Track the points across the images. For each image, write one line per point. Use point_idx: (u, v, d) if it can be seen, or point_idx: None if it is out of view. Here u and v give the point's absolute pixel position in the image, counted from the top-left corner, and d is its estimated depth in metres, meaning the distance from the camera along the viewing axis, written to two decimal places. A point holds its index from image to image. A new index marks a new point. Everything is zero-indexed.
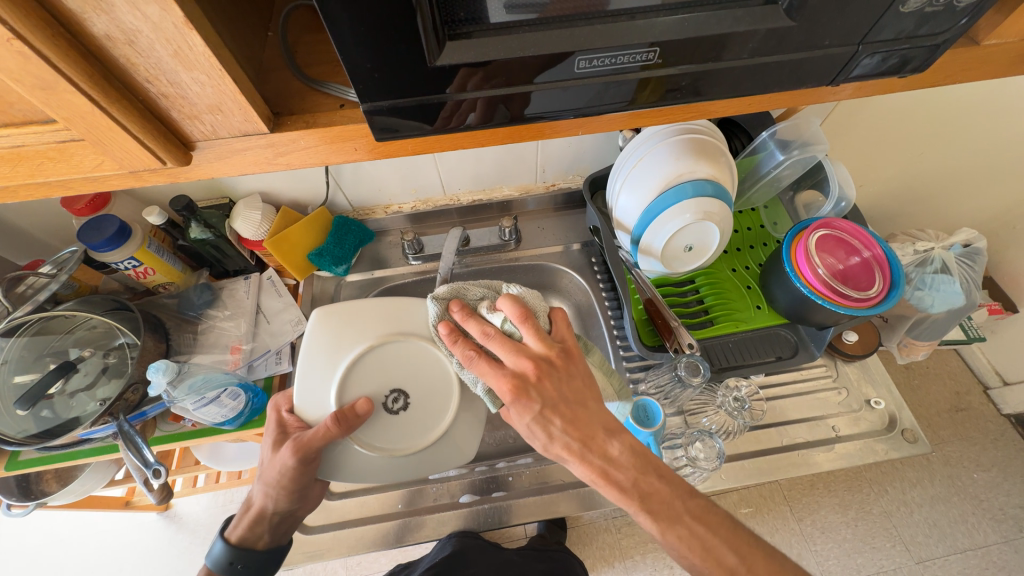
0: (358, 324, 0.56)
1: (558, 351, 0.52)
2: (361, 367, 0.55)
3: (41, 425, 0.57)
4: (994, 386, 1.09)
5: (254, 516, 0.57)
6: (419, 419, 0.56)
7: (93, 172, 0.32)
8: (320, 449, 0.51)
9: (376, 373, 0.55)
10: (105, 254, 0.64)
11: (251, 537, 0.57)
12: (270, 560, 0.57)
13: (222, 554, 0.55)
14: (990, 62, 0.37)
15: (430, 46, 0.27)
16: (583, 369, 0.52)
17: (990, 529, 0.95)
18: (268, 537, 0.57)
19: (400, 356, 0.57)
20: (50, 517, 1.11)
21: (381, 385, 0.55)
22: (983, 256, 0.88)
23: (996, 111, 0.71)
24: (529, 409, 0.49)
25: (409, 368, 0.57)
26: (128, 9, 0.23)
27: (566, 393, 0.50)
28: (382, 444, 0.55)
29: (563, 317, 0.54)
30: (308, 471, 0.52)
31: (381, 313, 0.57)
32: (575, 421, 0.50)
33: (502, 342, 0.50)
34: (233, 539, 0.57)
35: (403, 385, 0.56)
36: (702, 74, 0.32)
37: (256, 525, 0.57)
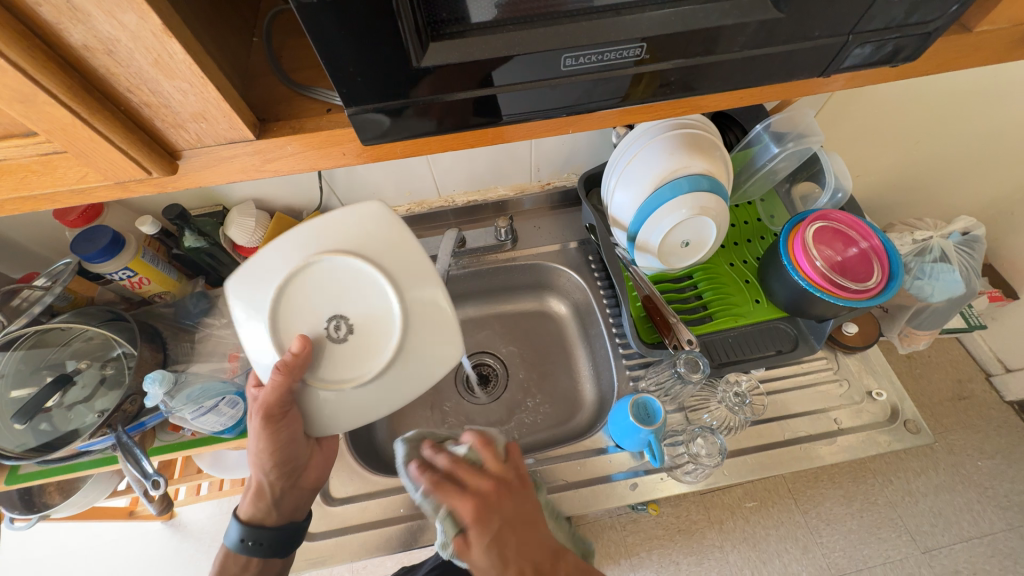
0: (262, 270, 0.48)
1: (513, 475, 0.47)
2: (286, 306, 0.48)
3: (41, 438, 0.57)
4: (996, 373, 1.09)
5: (256, 490, 0.56)
6: (370, 339, 0.48)
7: (78, 184, 0.31)
8: (282, 402, 0.49)
9: (305, 312, 0.48)
10: (99, 265, 0.63)
11: (259, 514, 0.56)
12: (284, 531, 0.57)
13: (235, 533, 0.54)
14: (983, 49, 0.37)
15: (414, 48, 0.27)
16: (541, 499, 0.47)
17: (996, 517, 0.95)
18: (276, 509, 0.57)
19: (324, 282, 0.48)
20: (53, 529, 1.11)
21: (317, 320, 0.48)
22: (982, 244, 0.88)
23: (990, 96, 0.71)
24: (489, 531, 0.41)
25: (338, 288, 0.48)
26: (104, 17, 0.23)
27: (518, 519, 0.43)
28: (346, 375, 0.49)
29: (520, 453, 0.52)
30: (283, 425, 0.52)
31: (278, 248, 0.48)
32: (532, 550, 0.41)
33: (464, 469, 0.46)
34: (244, 517, 0.56)
35: (342, 307, 0.48)
36: (691, 69, 0.32)
37: (260, 500, 0.56)
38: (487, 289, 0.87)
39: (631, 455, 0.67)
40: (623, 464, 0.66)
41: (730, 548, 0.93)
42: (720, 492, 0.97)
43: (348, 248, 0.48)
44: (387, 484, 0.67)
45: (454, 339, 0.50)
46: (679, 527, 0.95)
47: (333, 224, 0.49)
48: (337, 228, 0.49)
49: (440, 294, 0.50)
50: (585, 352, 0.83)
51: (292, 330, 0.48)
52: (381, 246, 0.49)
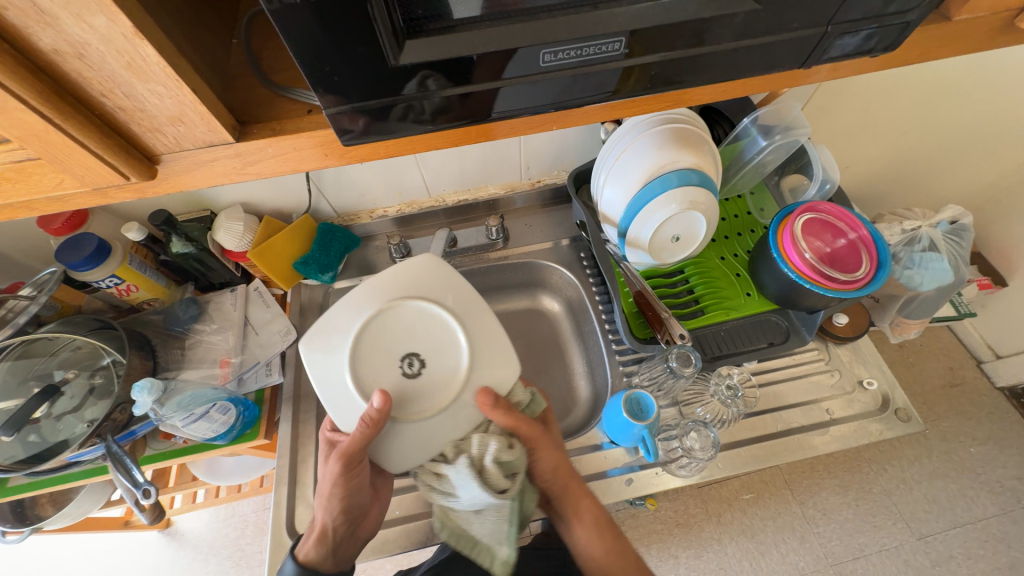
0: (336, 327, 0.53)
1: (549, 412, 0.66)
2: (362, 355, 0.52)
3: (30, 450, 0.56)
4: (986, 360, 1.10)
5: (319, 532, 0.55)
6: (441, 367, 0.53)
7: (55, 191, 0.31)
8: (360, 453, 0.50)
9: (381, 351, 0.53)
10: (86, 273, 0.62)
11: (316, 558, 0.55)
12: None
13: (290, 574, 0.54)
14: (962, 37, 0.37)
15: (391, 46, 0.27)
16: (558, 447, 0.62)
17: (989, 502, 0.96)
18: (335, 556, 0.56)
19: (396, 329, 0.54)
20: (48, 541, 1.10)
21: (390, 358, 0.53)
22: (970, 233, 0.89)
23: (974, 85, 0.71)
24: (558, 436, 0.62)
25: (409, 331, 0.54)
26: (73, 21, 0.23)
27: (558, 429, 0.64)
28: (428, 404, 0.52)
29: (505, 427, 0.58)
30: (355, 476, 0.52)
31: (349, 305, 0.54)
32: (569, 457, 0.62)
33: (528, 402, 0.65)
34: (301, 557, 0.55)
35: (416, 346, 0.53)
36: (672, 63, 0.31)
37: (322, 544, 0.55)
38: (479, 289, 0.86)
39: (626, 450, 0.67)
40: (618, 460, 0.66)
41: (728, 541, 0.93)
42: (717, 485, 0.97)
43: (411, 296, 0.55)
44: None
45: (510, 363, 0.55)
46: (678, 521, 0.95)
47: (395, 281, 0.56)
48: (397, 280, 0.56)
49: (498, 331, 0.56)
50: (579, 349, 0.83)
51: (371, 369, 0.52)
52: (441, 293, 0.56)
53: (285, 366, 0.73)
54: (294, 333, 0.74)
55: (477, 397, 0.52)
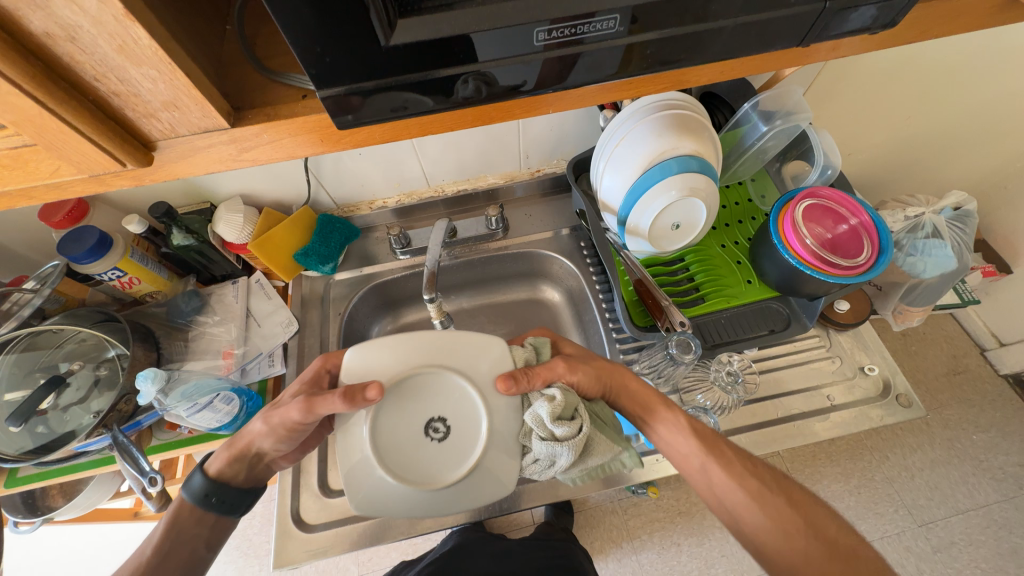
0: (360, 474, 0.48)
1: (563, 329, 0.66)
2: (399, 465, 0.48)
3: (37, 440, 0.57)
4: (990, 348, 1.09)
5: (240, 451, 0.54)
6: (456, 410, 0.50)
7: (52, 178, 0.31)
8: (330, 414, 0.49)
9: (397, 431, 0.49)
10: (88, 266, 0.63)
11: (229, 472, 0.53)
12: (245, 500, 0.53)
13: (200, 486, 0.52)
14: (966, 13, 0.36)
15: (382, 26, 0.26)
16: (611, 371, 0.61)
17: (991, 489, 0.96)
18: (249, 475, 0.54)
19: (396, 425, 0.50)
20: (60, 533, 1.12)
21: (415, 436, 0.50)
22: (974, 219, 0.88)
23: (980, 67, 0.70)
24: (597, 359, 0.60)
25: (405, 415, 0.50)
26: (63, 3, 0.23)
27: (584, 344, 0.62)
28: (476, 432, 0.49)
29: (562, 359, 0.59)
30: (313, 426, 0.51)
31: (347, 455, 0.49)
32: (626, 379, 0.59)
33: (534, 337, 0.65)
34: (211, 472, 0.53)
35: (428, 412, 0.50)
36: (669, 41, 0.31)
37: (238, 462, 0.54)
38: (480, 280, 0.87)
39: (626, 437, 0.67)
40: None
41: None
42: None
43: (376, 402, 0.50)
44: None
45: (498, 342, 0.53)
46: (680, 509, 0.96)
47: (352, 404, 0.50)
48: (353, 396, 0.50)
49: (468, 333, 0.53)
50: (580, 339, 0.83)
51: (409, 464, 0.49)
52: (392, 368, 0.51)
53: (288, 356, 0.74)
54: (296, 325, 0.75)
55: (500, 387, 0.50)
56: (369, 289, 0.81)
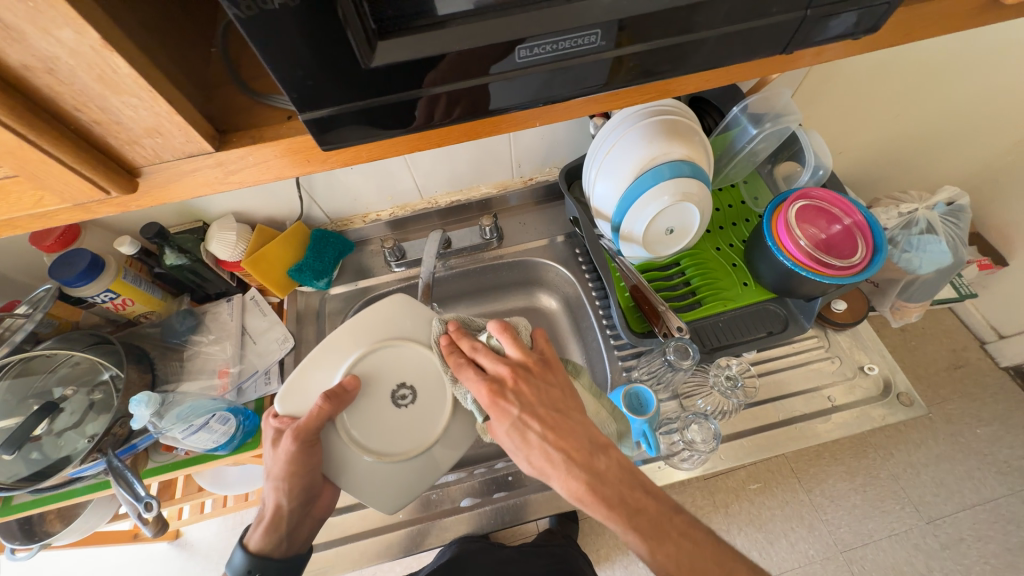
0: (373, 478, 0.54)
1: (537, 359, 0.55)
2: (395, 444, 0.55)
3: (31, 467, 0.56)
4: (990, 341, 1.09)
5: (270, 522, 0.55)
6: (401, 373, 0.57)
7: (38, 208, 0.31)
8: (320, 428, 0.52)
9: (371, 415, 0.55)
10: (79, 289, 0.62)
11: (269, 545, 0.55)
12: (289, 566, 0.56)
13: (241, 563, 0.54)
14: (947, 16, 0.36)
15: (362, 48, 0.26)
16: (561, 379, 0.54)
17: (997, 482, 0.95)
18: (285, 542, 0.56)
19: (369, 422, 0.55)
20: (59, 556, 1.11)
21: (387, 411, 0.56)
22: (967, 214, 0.88)
23: (967, 65, 0.70)
24: (506, 413, 0.51)
25: (368, 404, 0.56)
26: (40, 35, 0.22)
27: (546, 398, 0.52)
28: (429, 375, 0.58)
29: (543, 335, 0.58)
30: (315, 455, 0.53)
31: (355, 477, 0.54)
32: (553, 428, 0.51)
33: (486, 354, 0.54)
34: (252, 547, 0.55)
35: (383, 389, 0.56)
36: (650, 53, 0.31)
37: (272, 532, 0.56)
38: (474, 291, 0.86)
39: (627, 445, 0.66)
40: None
41: (737, 531, 0.93)
42: (724, 476, 0.97)
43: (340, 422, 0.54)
44: None
45: (395, 300, 0.60)
46: None
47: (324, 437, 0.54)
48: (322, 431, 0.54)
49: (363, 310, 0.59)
50: (578, 346, 0.82)
51: (401, 436, 0.55)
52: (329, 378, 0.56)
53: (284, 373, 0.73)
54: (292, 341, 0.74)
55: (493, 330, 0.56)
56: (364, 302, 0.81)
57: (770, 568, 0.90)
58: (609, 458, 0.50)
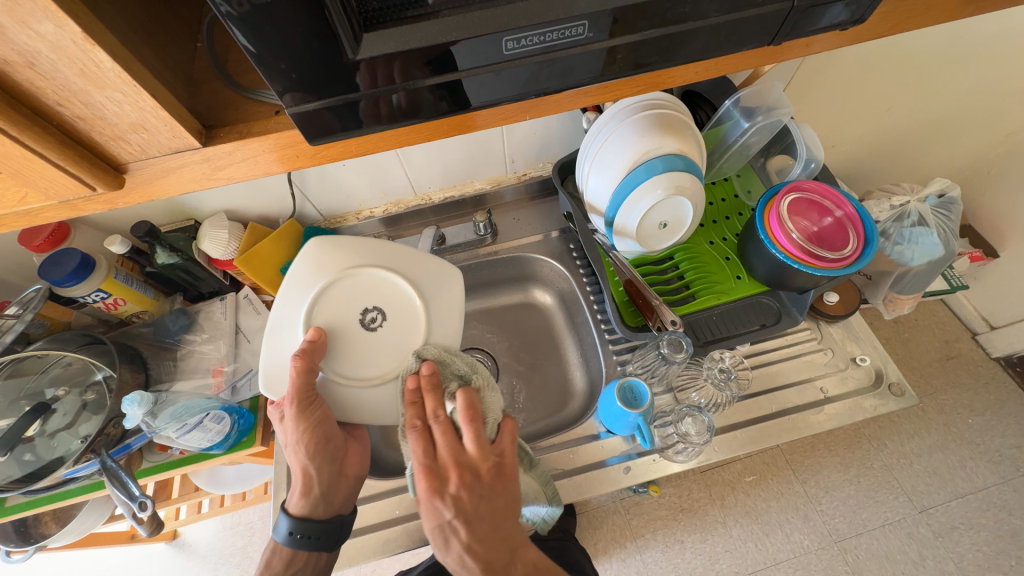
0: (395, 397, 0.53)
1: (490, 465, 0.47)
2: (395, 355, 0.53)
3: (25, 468, 0.56)
4: (981, 332, 1.10)
5: (303, 485, 0.54)
6: (355, 308, 0.54)
7: (24, 205, 0.31)
8: (310, 386, 0.50)
9: (352, 354, 0.53)
10: (69, 289, 0.62)
11: (310, 508, 0.55)
12: (335, 524, 0.55)
13: (285, 527, 0.54)
14: (934, 8, 0.36)
15: (348, 40, 0.26)
16: (509, 490, 0.48)
17: (988, 471, 0.96)
18: (324, 502, 0.55)
19: (358, 354, 0.53)
20: (55, 558, 1.10)
21: (364, 340, 0.53)
22: (958, 205, 0.89)
23: (958, 57, 0.70)
24: (436, 511, 0.45)
25: (346, 346, 0.53)
26: (20, 29, 0.22)
27: (484, 512, 0.46)
28: (385, 293, 0.55)
29: (511, 429, 0.50)
30: (318, 411, 0.51)
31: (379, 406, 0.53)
32: (479, 538, 0.45)
33: (443, 431, 0.48)
34: (295, 511, 0.55)
35: (352, 325, 0.53)
36: (637, 45, 0.31)
37: (309, 495, 0.55)
38: (468, 287, 0.86)
39: (622, 439, 0.67)
40: (615, 448, 0.67)
41: (733, 523, 0.94)
42: (720, 468, 0.98)
43: (333, 372, 0.52)
44: (380, 487, 0.66)
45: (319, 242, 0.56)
46: (682, 506, 0.96)
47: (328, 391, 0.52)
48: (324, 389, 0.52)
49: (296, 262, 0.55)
50: (573, 340, 0.83)
51: (391, 352, 0.53)
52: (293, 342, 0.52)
53: None
54: None
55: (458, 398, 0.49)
56: None
57: (766, 559, 0.91)
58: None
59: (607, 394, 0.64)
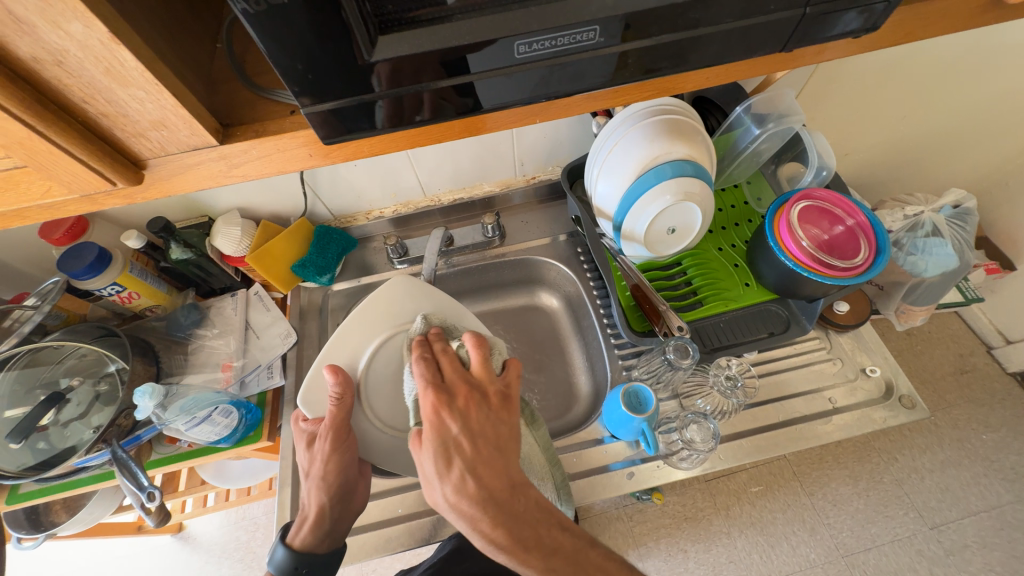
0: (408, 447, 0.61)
1: (498, 390, 0.49)
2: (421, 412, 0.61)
3: (39, 456, 0.57)
4: (997, 346, 1.08)
5: (313, 518, 0.54)
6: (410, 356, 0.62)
7: (47, 198, 0.32)
8: (344, 421, 0.55)
9: (392, 399, 0.61)
10: (86, 281, 0.63)
11: (313, 542, 0.54)
12: (337, 560, 0.55)
13: (286, 561, 0.52)
14: (951, 15, 0.36)
15: (362, 43, 0.27)
16: (514, 418, 0.47)
17: (1003, 489, 0.94)
18: (331, 537, 0.55)
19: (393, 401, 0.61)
20: (64, 547, 1.13)
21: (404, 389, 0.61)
22: (974, 216, 0.87)
23: (975, 66, 0.70)
24: (444, 425, 0.45)
25: (388, 391, 0.61)
26: (50, 28, 0.23)
27: (490, 432, 0.45)
28: None
29: (518, 368, 0.51)
30: (346, 446, 0.55)
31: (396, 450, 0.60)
32: (484, 459, 0.44)
33: (449, 361, 0.50)
34: (295, 545, 0.54)
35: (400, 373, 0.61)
36: (648, 49, 0.31)
37: (317, 530, 0.55)
38: (474, 289, 0.87)
39: (626, 444, 0.67)
40: (619, 453, 0.66)
41: (738, 534, 0.93)
42: (726, 477, 0.97)
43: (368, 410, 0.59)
44: (384, 485, 0.66)
45: (399, 285, 0.63)
46: (686, 515, 0.95)
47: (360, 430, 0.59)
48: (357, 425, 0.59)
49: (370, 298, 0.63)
50: (578, 344, 0.83)
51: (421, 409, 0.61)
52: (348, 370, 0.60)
53: (286, 369, 0.74)
54: (295, 336, 0.74)
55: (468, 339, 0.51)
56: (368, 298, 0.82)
57: (771, 572, 0.89)
58: (530, 500, 0.43)
59: (611, 398, 0.63)
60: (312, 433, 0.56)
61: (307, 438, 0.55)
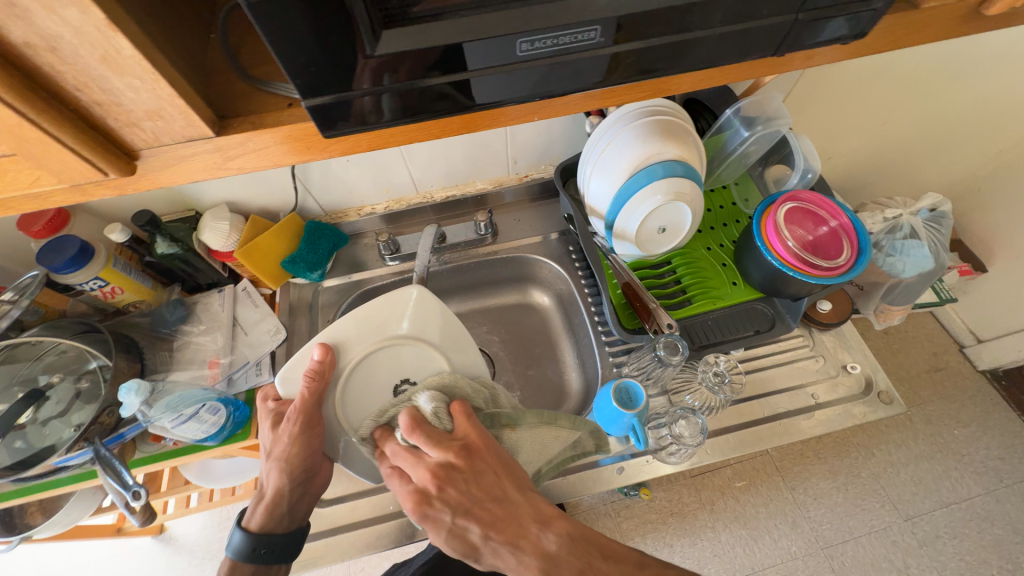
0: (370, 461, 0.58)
1: (457, 448, 0.47)
2: None
3: (14, 456, 0.55)
4: (968, 345, 1.13)
5: (271, 499, 0.54)
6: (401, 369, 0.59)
7: (33, 188, 0.31)
8: (314, 407, 0.53)
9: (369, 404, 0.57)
10: (67, 275, 0.61)
11: (271, 523, 0.54)
12: (297, 538, 0.56)
13: (243, 543, 0.53)
14: (932, 24, 0.38)
15: (367, 36, 0.27)
16: (490, 459, 0.47)
17: (973, 482, 0.98)
18: (287, 518, 0.55)
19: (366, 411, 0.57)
20: (40, 550, 1.09)
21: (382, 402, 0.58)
22: (948, 219, 0.90)
23: (953, 73, 0.72)
24: (439, 520, 0.45)
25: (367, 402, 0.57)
26: (44, 13, 0.22)
27: (479, 493, 0.45)
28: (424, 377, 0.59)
29: (461, 410, 0.50)
30: (313, 434, 0.53)
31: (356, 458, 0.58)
32: (490, 523, 0.44)
33: (404, 458, 0.48)
34: (252, 527, 0.54)
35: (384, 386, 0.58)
36: (645, 51, 0.32)
37: (274, 510, 0.55)
38: (463, 287, 0.87)
39: (617, 440, 0.67)
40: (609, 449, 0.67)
41: (722, 528, 0.95)
42: (711, 473, 0.99)
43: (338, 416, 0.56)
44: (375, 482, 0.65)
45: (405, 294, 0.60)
46: (672, 510, 0.97)
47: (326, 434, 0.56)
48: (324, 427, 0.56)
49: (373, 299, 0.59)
50: (569, 342, 0.83)
51: None
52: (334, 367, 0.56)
53: (275, 365, 0.72)
54: (284, 333, 0.73)
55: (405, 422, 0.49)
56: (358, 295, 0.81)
57: (753, 564, 0.92)
58: (560, 532, 0.43)
59: (603, 395, 0.64)
60: (278, 414, 0.55)
61: (272, 420, 0.54)
